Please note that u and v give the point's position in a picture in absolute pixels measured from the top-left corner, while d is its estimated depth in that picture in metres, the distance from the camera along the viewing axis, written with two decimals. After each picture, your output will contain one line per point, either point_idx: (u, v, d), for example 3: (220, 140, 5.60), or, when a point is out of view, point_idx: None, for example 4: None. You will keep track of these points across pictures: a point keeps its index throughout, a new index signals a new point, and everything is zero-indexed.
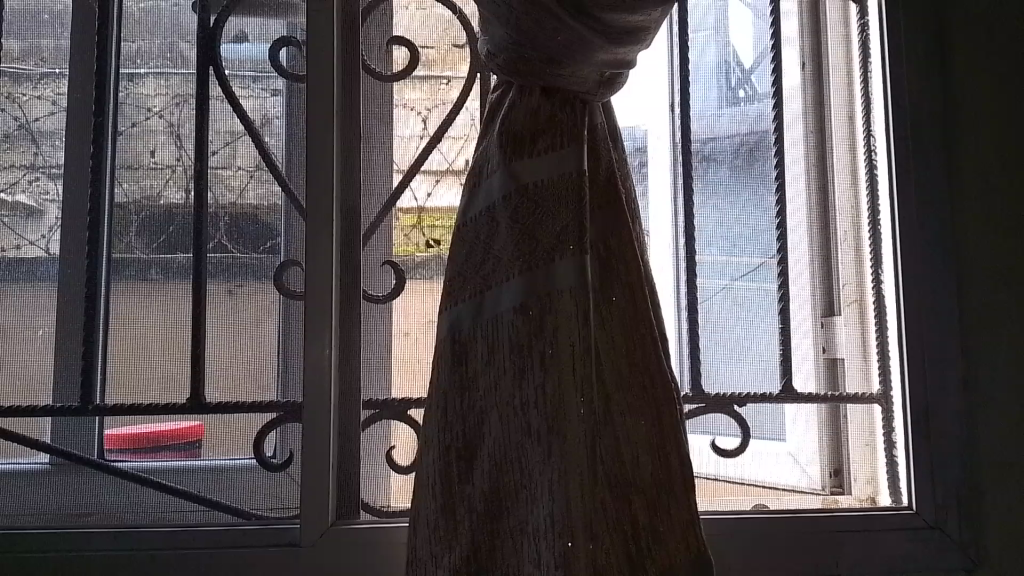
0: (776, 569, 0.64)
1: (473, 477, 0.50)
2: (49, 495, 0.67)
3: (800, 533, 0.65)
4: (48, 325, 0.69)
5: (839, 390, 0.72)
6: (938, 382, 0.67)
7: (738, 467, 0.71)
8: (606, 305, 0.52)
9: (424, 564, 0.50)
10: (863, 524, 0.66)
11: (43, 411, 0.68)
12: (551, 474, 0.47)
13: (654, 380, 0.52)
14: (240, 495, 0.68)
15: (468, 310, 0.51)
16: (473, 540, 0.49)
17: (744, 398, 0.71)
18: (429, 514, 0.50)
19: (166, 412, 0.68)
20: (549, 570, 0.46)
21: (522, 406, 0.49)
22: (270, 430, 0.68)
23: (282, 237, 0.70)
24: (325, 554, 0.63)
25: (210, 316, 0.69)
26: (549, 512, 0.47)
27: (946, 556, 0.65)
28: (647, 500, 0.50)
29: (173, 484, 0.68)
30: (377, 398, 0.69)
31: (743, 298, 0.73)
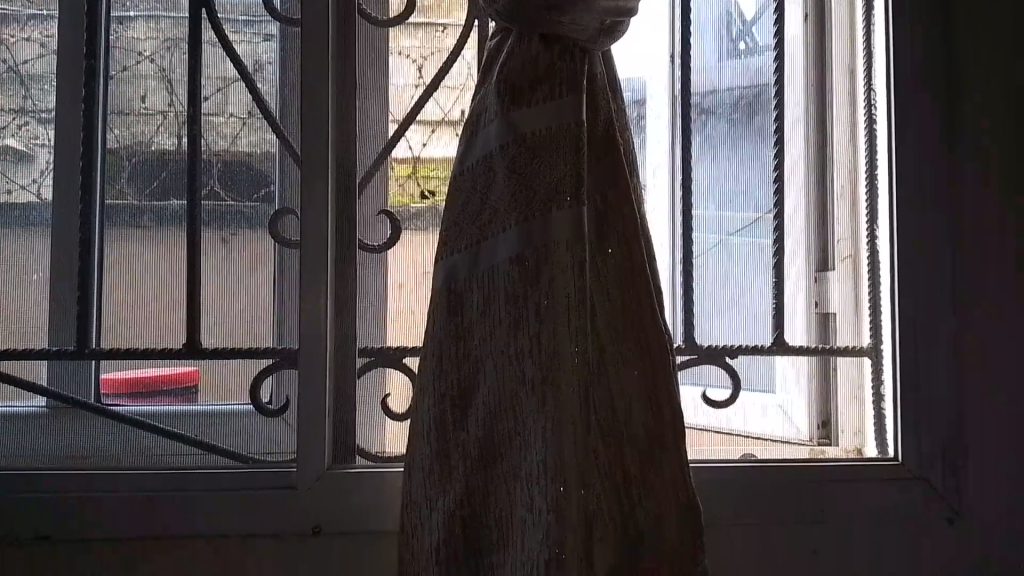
0: (761, 516, 0.66)
1: (468, 423, 0.51)
2: (47, 438, 0.68)
3: (789, 482, 0.67)
4: (42, 271, 0.69)
5: (829, 343, 0.73)
6: (930, 339, 0.68)
7: (727, 418, 0.72)
8: (602, 257, 0.52)
9: (419, 505, 0.52)
10: (850, 475, 0.67)
11: (39, 354, 0.68)
12: (544, 422, 0.48)
13: (649, 331, 0.52)
14: (237, 439, 0.69)
15: (464, 260, 0.52)
16: (467, 484, 0.50)
17: (736, 350, 0.72)
18: (425, 458, 0.52)
19: (162, 357, 0.69)
20: (541, 513, 0.47)
21: (516, 354, 0.49)
22: (265, 377, 0.69)
23: (276, 184, 0.70)
24: (321, 497, 0.64)
25: (204, 263, 0.69)
26: (541, 458, 0.47)
27: (927, 505, 0.67)
28: (638, 449, 0.51)
29: (171, 428, 0.69)
30: (372, 346, 0.70)
31: (738, 252, 0.73)
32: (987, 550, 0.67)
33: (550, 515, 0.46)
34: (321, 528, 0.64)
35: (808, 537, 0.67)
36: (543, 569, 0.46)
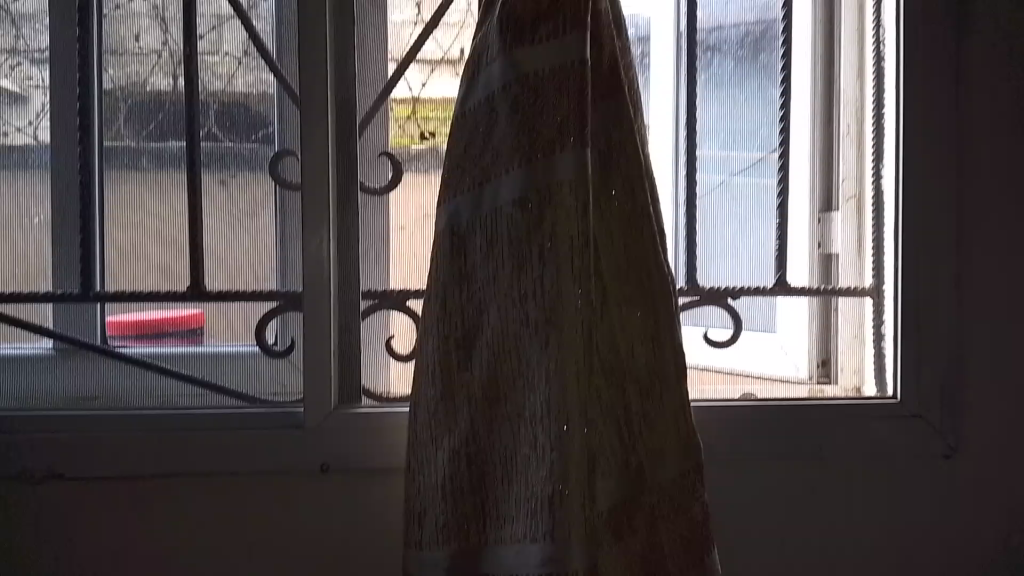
0: (761, 454, 0.67)
1: (472, 364, 0.51)
2: (55, 379, 0.69)
3: (788, 420, 0.68)
4: (44, 214, 0.68)
5: (830, 283, 0.73)
6: (934, 281, 0.68)
7: (729, 358, 0.72)
8: (605, 199, 0.52)
9: (424, 446, 0.53)
10: (849, 413, 0.68)
11: (45, 297, 0.69)
12: (547, 363, 0.48)
13: (650, 273, 0.52)
14: (244, 379, 0.70)
15: (467, 202, 0.51)
16: (471, 425, 0.51)
17: (739, 291, 0.72)
18: (429, 400, 0.52)
19: (167, 299, 0.69)
20: (545, 452, 0.48)
21: (520, 296, 0.49)
22: (271, 319, 0.69)
23: (275, 126, 0.69)
24: (328, 436, 0.65)
25: (206, 205, 0.69)
26: (545, 398, 0.48)
27: (925, 443, 0.68)
28: (640, 389, 0.52)
29: (177, 369, 0.70)
30: (376, 289, 0.70)
31: (741, 194, 0.72)
32: (982, 484, 0.69)
33: (553, 454, 0.48)
34: (329, 466, 0.65)
35: (805, 473, 0.68)
36: (546, 504, 0.48)
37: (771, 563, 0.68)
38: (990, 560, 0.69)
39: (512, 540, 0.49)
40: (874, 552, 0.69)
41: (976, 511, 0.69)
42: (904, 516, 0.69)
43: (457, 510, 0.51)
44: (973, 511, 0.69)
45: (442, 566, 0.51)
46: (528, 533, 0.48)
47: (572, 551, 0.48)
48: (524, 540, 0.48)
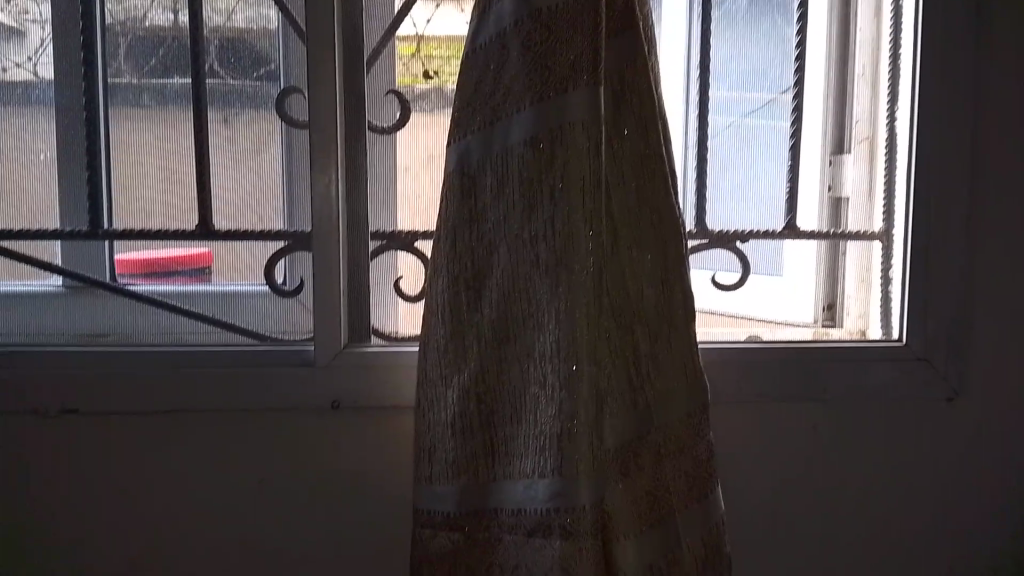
0: (766, 396, 0.68)
1: (482, 305, 0.52)
2: (66, 316, 0.70)
3: (793, 362, 0.68)
4: (49, 151, 0.68)
5: (839, 227, 0.73)
6: (944, 225, 0.68)
7: (736, 301, 0.72)
8: (618, 140, 0.52)
9: (432, 384, 0.54)
10: (853, 356, 0.69)
11: (53, 235, 0.68)
12: (557, 304, 0.49)
13: (661, 215, 0.53)
14: (253, 318, 0.70)
15: (478, 141, 0.51)
16: (481, 365, 0.52)
17: (748, 235, 0.72)
18: (439, 338, 0.53)
19: (174, 238, 0.69)
20: (553, 391, 0.49)
21: (532, 238, 0.49)
22: (280, 258, 0.70)
23: (279, 63, 0.68)
24: (339, 375, 0.66)
25: (211, 144, 0.68)
26: (555, 338, 0.49)
27: (927, 385, 0.69)
28: (649, 330, 0.52)
29: (186, 307, 0.70)
30: (384, 230, 0.70)
31: (751, 136, 0.71)
32: (982, 427, 0.70)
33: (563, 394, 0.48)
34: (340, 404, 0.66)
35: (808, 415, 0.69)
36: (554, 441, 0.48)
37: (772, 502, 0.70)
38: (986, 499, 0.71)
39: (520, 475, 0.50)
40: (873, 492, 0.71)
41: (975, 453, 0.71)
42: (904, 458, 0.70)
43: (466, 448, 0.52)
44: (972, 453, 0.71)
45: (451, 499, 0.52)
46: (536, 469, 0.49)
47: (580, 488, 0.48)
48: (533, 475, 0.49)
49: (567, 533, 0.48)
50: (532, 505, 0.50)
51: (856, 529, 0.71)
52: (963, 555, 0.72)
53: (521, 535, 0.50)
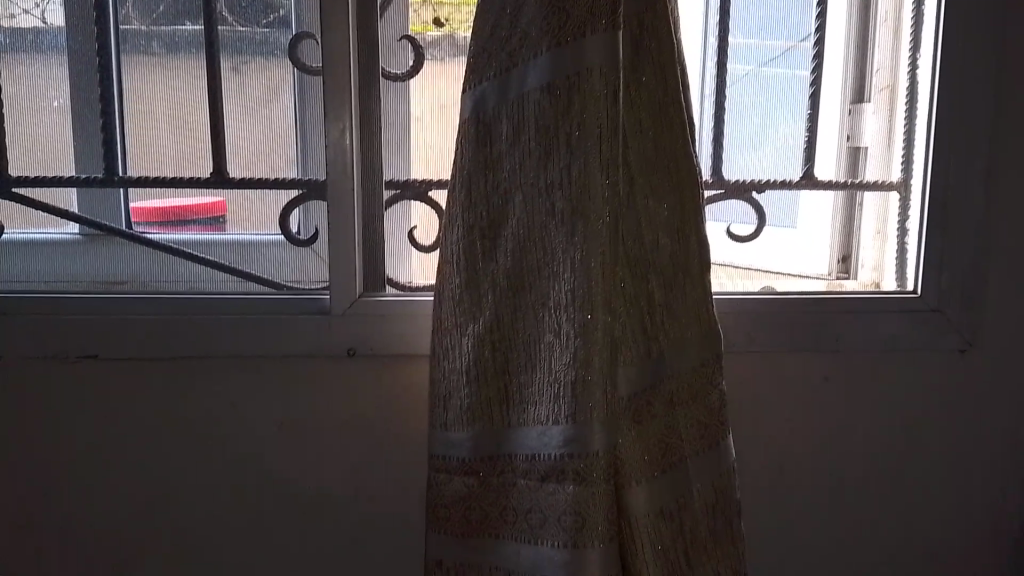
0: (778, 346, 0.68)
1: (497, 254, 0.52)
2: (84, 264, 0.70)
3: (807, 313, 0.68)
4: (62, 98, 0.68)
5: (857, 177, 0.72)
6: (963, 177, 0.67)
7: (750, 253, 0.72)
8: (636, 87, 0.51)
9: (446, 331, 0.55)
10: (866, 307, 0.69)
11: (69, 182, 0.69)
12: (574, 253, 0.49)
13: (678, 163, 0.53)
14: (268, 267, 0.71)
15: (494, 88, 0.51)
16: (496, 314, 0.52)
17: (764, 185, 0.71)
18: (453, 288, 0.54)
19: (189, 185, 0.69)
20: (568, 340, 0.49)
21: (547, 186, 0.49)
22: (295, 207, 0.70)
23: (291, 8, 0.67)
24: (354, 323, 0.67)
25: (224, 91, 0.68)
26: (570, 288, 0.49)
27: (940, 337, 0.69)
28: (664, 278, 0.53)
29: (201, 255, 0.70)
30: (398, 179, 0.69)
31: (769, 85, 0.70)
32: (994, 378, 0.71)
33: (578, 342, 0.48)
34: (355, 350, 0.67)
35: (820, 365, 0.70)
36: (568, 388, 0.49)
37: (781, 450, 0.71)
38: (996, 450, 0.72)
39: (534, 423, 0.51)
40: (882, 441, 0.71)
41: (986, 404, 0.71)
42: (914, 409, 0.71)
43: (480, 394, 0.53)
44: (983, 404, 0.71)
45: (466, 445, 0.54)
46: (550, 416, 0.50)
47: (593, 434, 0.48)
48: (547, 423, 0.50)
49: (581, 478, 0.49)
50: (545, 451, 0.50)
51: (864, 478, 0.72)
52: (970, 503, 0.73)
53: (534, 480, 0.51)
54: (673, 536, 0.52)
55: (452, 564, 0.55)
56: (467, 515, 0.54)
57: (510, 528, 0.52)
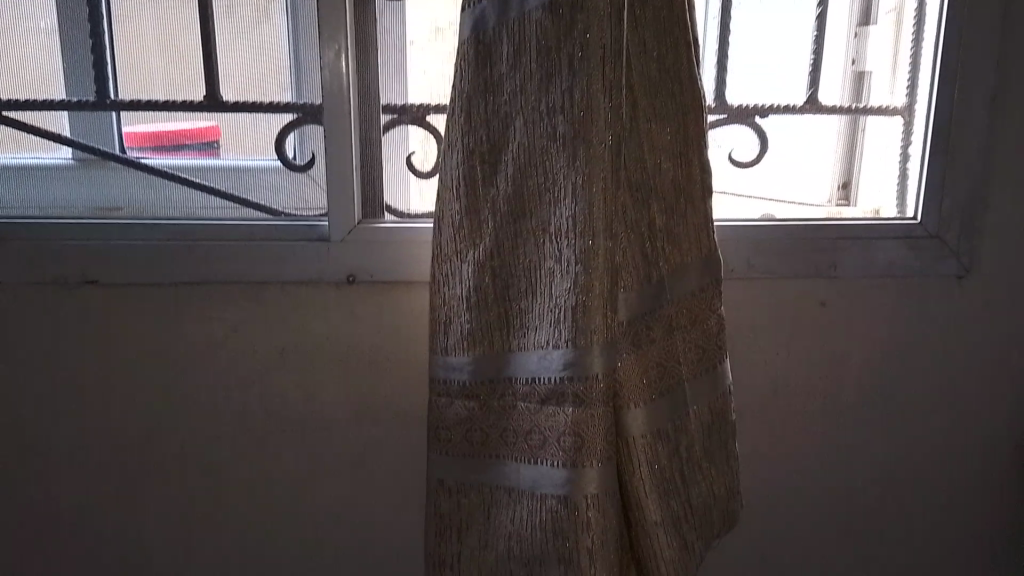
0: (776, 272, 0.69)
1: (497, 179, 0.52)
2: (79, 189, 0.69)
3: (806, 241, 0.69)
4: (49, 18, 0.66)
5: (861, 103, 0.71)
6: (967, 104, 0.67)
7: (751, 178, 0.72)
8: (641, 6, 0.50)
9: (446, 257, 0.55)
10: (865, 234, 0.69)
11: (60, 105, 0.67)
12: (575, 178, 0.48)
13: (682, 87, 0.53)
14: (264, 193, 0.70)
15: (494, 7, 0.50)
16: (496, 239, 0.52)
17: (767, 110, 0.70)
18: (454, 213, 0.53)
19: (182, 109, 0.68)
20: (568, 266, 0.49)
21: (548, 110, 0.48)
22: (290, 131, 0.68)
23: None
24: (354, 249, 0.67)
25: (216, 11, 0.66)
26: (570, 213, 0.48)
27: (937, 264, 0.70)
28: (665, 203, 0.53)
29: (197, 181, 0.69)
30: (396, 104, 0.68)
31: (775, 6, 0.69)
32: (989, 304, 0.71)
33: (579, 268, 0.48)
34: (355, 277, 0.67)
35: (817, 291, 0.70)
36: (568, 314, 0.49)
37: (777, 375, 0.72)
38: (987, 374, 0.73)
39: (534, 348, 0.51)
40: (876, 367, 0.73)
41: (980, 330, 0.72)
42: (909, 334, 0.72)
43: (480, 320, 0.53)
44: (977, 329, 0.72)
45: (467, 369, 0.54)
46: (551, 340, 0.50)
47: (593, 357, 0.49)
48: (548, 347, 0.50)
49: (580, 401, 0.49)
50: (546, 375, 0.51)
51: (856, 400, 0.74)
52: (958, 426, 0.75)
53: (535, 403, 0.52)
54: (670, 455, 0.53)
55: (453, 484, 0.57)
56: (469, 436, 0.55)
57: (511, 449, 0.54)
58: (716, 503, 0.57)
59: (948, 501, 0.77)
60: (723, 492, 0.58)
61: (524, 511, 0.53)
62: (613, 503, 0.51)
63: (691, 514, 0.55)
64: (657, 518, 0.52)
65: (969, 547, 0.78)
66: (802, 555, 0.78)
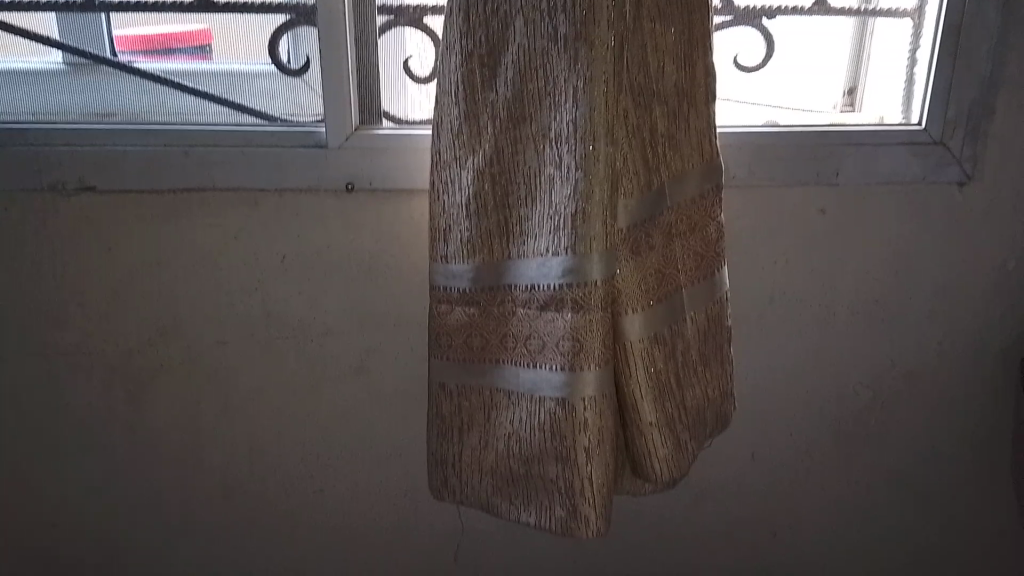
0: (777, 180, 0.69)
1: (496, 83, 0.51)
2: (70, 94, 0.68)
3: (810, 147, 0.68)
4: None
5: (872, 4, 0.69)
6: (981, 3, 0.64)
7: (756, 83, 0.70)
8: None
9: (444, 164, 0.54)
10: (869, 140, 0.68)
11: (47, 7, 0.66)
12: (576, 81, 0.47)
13: None
14: (259, 99, 0.68)
15: None
16: (496, 145, 0.52)
17: (775, 11, 0.68)
18: (453, 119, 0.53)
19: (172, 10, 0.66)
20: (569, 171, 0.48)
21: (550, 9, 0.47)
22: (283, 34, 0.67)
23: None
24: (352, 156, 0.66)
25: None
26: (571, 117, 0.48)
27: (939, 170, 0.69)
28: (668, 107, 0.52)
29: (191, 86, 0.68)
30: (389, 5, 0.66)
31: None
32: (990, 211, 0.71)
33: (579, 173, 0.48)
34: (355, 184, 0.66)
35: (818, 199, 0.70)
36: (567, 220, 0.49)
37: (774, 283, 0.73)
38: (983, 283, 0.74)
39: (534, 255, 0.52)
40: (871, 275, 0.73)
41: (979, 238, 0.72)
42: (907, 243, 0.72)
43: (479, 226, 0.53)
44: (976, 236, 0.72)
45: (467, 276, 0.55)
46: (550, 247, 0.50)
47: (593, 263, 0.49)
48: (547, 254, 0.50)
49: (580, 306, 0.50)
50: (546, 282, 0.51)
51: (851, 308, 0.75)
52: (950, 333, 0.76)
53: (534, 309, 0.52)
54: (666, 359, 0.54)
55: (454, 388, 0.58)
56: (469, 342, 0.56)
57: (511, 354, 0.55)
58: (709, 405, 0.59)
59: (935, 407, 0.79)
60: (718, 394, 0.60)
61: (525, 413, 0.54)
62: (610, 405, 0.52)
63: (685, 415, 0.57)
64: (653, 420, 0.54)
65: (953, 450, 0.81)
66: (791, 456, 0.81)
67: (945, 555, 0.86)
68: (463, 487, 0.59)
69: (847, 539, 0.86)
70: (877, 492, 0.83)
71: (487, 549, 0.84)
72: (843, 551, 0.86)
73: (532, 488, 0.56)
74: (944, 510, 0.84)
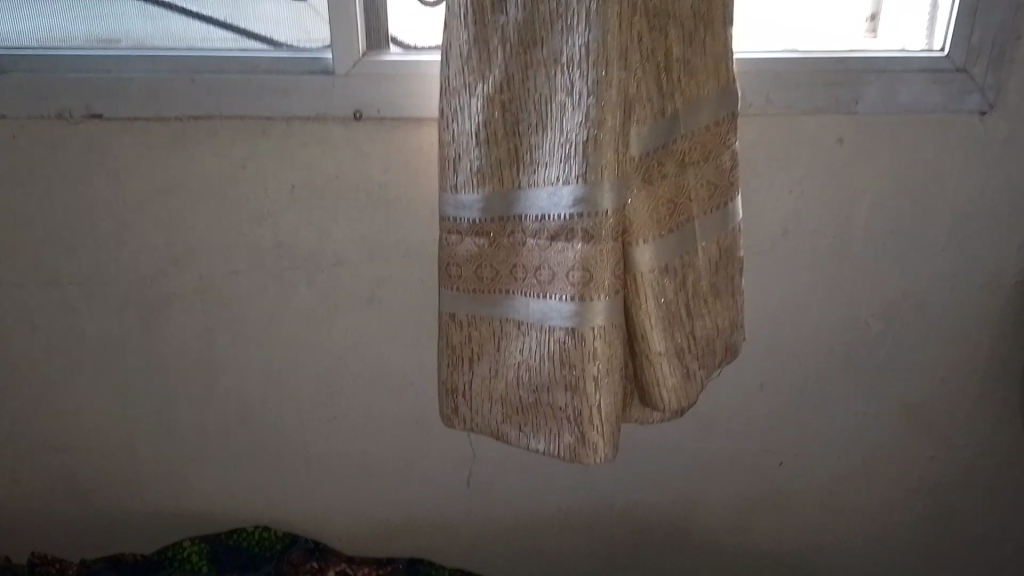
0: (794, 107, 0.67)
1: (507, 6, 0.49)
2: (73, 18, 0.67)
3: (826, 73, 0.66)
4: None
5: None
6: None
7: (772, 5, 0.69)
8: None
9: (453, 91, 0.53)
10: (891, 67, 0.66)
11: None
12: (588, 3, 0.46)
13: None
14: (265, 24, 0.67)
15: None
16: (506, 71, 0.50)
17: None
18: (462, 45, 0.51)
19: None
20: (580, 98, 0.47)
21: None
22: None
23: None
24: (359, 83, 0.64)
25: None
26: (583, 41, 0.47)
27: (961, 98, 0.67)
28: (683, 30, 0.51)
29: (195, 11, 0.67)
30: None
31: None
32: (1011, 141, 0.69)
33: (591, 100, 0.47)
34: (362, 113, 0.65)
35: (834, 128, 0.69)
36: (579, 149, 0.48)
37: (786, 214, 0.72)
38: (1001, 214, 0.73)
39: (544, 184, 0.51)
40: (886, 206, 0.72)
41: (998, 169, 0.71)
42: (925, 173, 0.71)
43: (489, 155, 0.53)
44: (994, 167, 0.71)
45: (477, 206, 0.54)
46: (561, 177, 0.49)
47: (604, 192, 0.48)
48: (558, 184, 0.50)
49: (590, 236, 0.49)
50: (555, 212, 0.50)
51: (864, 240, 0.74)
52: (964, 266, 0.75)
53: (544, 239, 0.52)
54: (676, 289, 0.54)
55: (465, 318, 0.58)
56: (478, 272, 0.56)
57: (521, 284, 0.54)
58: (718, 335, 0.59)
59: (945, 341, 0.79)
60: (728, 325, 0.60)
61: (534, 342, 0.54)
62: (619, 334, 0.52)
63: (694, 345, 0.57)
64: (661, 350, 0.54)
65: (961, 383, 0.81)
66: (798, 387, 0.81)
67: (949, 486, 0.87)
68: (473, 416, 0.60)
69: (853, 469, 0.87)
70: (884, 423, 0.84)
71: (496, 476, 0.85)
72: (849, 480, 0.88)
73: (541, 417, 0.56)
74: (949, 441, 0.84)
